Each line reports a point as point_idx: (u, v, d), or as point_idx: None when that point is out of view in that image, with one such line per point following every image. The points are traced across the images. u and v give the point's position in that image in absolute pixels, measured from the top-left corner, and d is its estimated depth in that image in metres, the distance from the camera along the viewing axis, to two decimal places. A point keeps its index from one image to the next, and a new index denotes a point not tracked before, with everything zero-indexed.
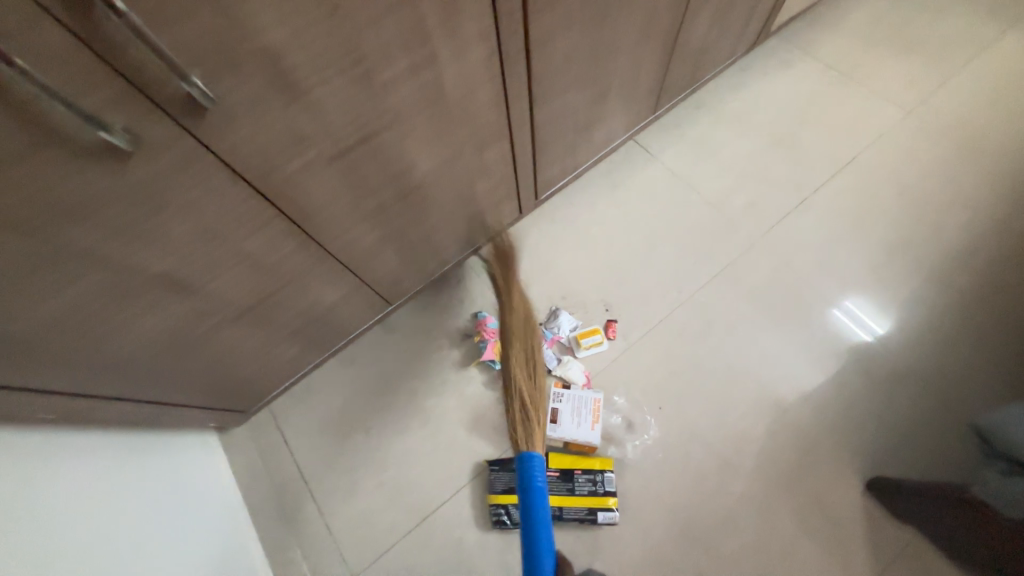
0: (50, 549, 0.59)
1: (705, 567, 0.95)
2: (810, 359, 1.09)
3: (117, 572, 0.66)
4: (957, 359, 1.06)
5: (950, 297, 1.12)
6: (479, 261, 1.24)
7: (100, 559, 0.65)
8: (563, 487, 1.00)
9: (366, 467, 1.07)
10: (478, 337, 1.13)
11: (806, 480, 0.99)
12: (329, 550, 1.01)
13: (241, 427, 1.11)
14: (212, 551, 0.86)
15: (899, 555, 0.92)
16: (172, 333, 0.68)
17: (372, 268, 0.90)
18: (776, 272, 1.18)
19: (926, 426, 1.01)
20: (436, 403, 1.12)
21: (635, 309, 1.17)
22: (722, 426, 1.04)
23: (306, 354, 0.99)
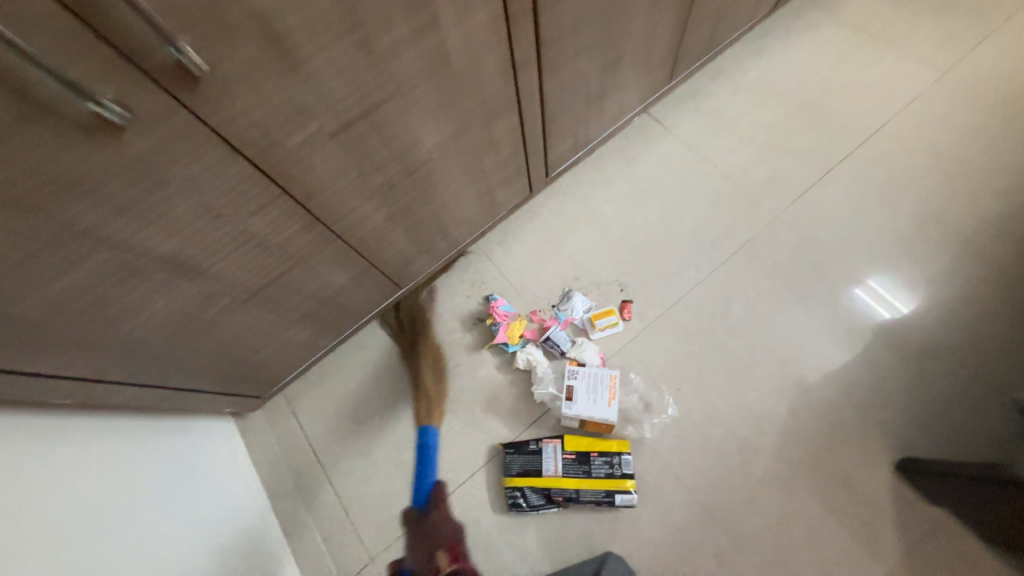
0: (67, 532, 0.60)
1: (725, 548, 0.93)
2: (835, 337, 1.05)
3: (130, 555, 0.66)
4: (996, 334, 1.01)
5: (988, 269, 1.06)
6: (488, 243, 1.21)
7: (115, 542, 0.65)
8: (580, 469, 0.99)
9: (381, 451, 1.08)
10: (491, 319, 1.11)
11: (831, 461, 0.95)
12: (347, 531, 1.02)
13: (257, 412, 1.12)
14: (229, 534, 0.88)
15: (930, 536, 0.89)
16: (180, 317, 0.68)
17: (380, 250, 0.88)
18: (799, 247, 1.13)
19: (960, 404, 0.96)
20: (450, 387, 1.11)
21: (651, 288, 1.13)
22: (742, 406, 1.01)
23: (318, 338, 0.98)
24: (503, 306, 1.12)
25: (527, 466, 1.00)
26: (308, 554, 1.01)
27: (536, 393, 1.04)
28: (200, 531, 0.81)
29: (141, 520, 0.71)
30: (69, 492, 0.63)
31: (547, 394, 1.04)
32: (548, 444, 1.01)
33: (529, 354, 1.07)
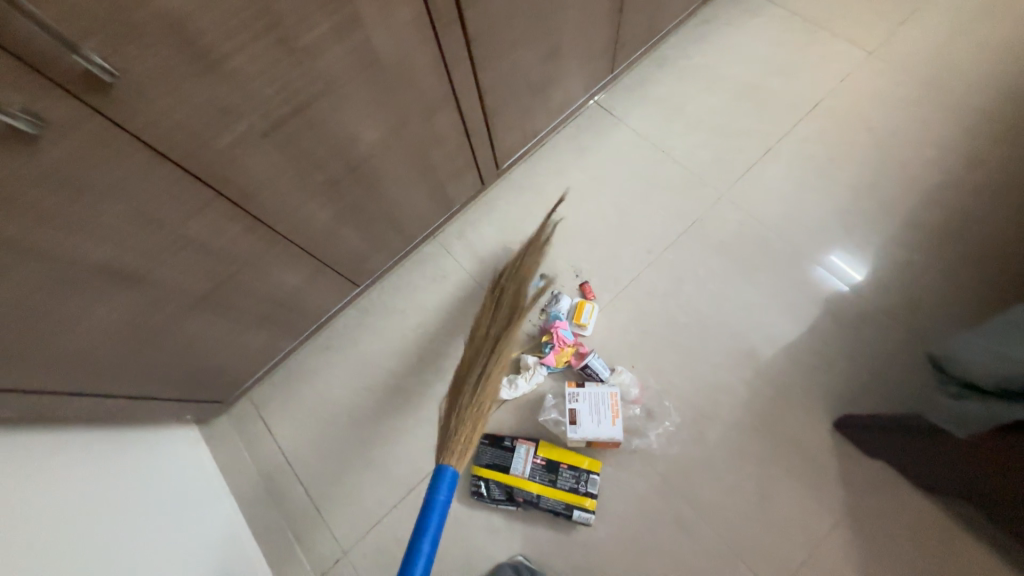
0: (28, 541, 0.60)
1: (684, 514, 0.97)
2: (780, 307, 1.10)
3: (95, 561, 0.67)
4: (925, 295, 1.07)
5: (918, 235, 1.13)
6: (447, 237, 1.23)
7: (78, 550, 0.66)
8: (546, 477, 0.98)
9: (351, 447, 1.09)
10: (546, 336, 1.07)
11: (780, 424, 1.01)
12: (320, 528, 1.03)
13: (223, 418, 1.12)
14: (200, 540, 0.88)
15: (870, 487, 0.95)
16: (127, 324, 0.68)
17: (331, 248, 0.89)
18: (745, 225, 1.18)
19: (896, 362, 1.02)
20: (416, 380, 1.13)
21: (607, 271, 1.17)
22: (696, 379, 1.06)
23: (278, 339, 0.99)
24: (564, 329, 1.07)
25: (496, 459, 1.01)
26: (280, 554, 1.02)
27: (542, 420, 1.04)
28: (168, 536, 0.82)
29: (105, 528, 0.72)
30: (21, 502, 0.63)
31: (551, 420, 1.03)
32: (522, 445, 1.01)
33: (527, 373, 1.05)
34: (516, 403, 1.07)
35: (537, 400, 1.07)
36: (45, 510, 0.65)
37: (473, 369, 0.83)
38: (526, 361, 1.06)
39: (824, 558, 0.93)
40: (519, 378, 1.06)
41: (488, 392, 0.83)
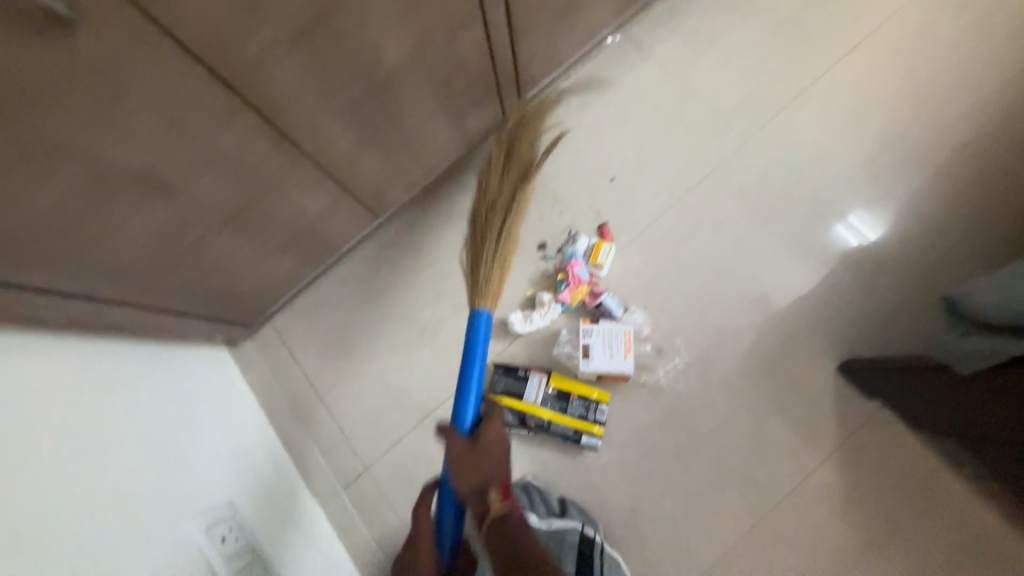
0: (70, 445, 0.65)
1: (685, 445, 1.03)
2: (796, 255, 1.10)
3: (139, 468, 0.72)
4: (942, 247, 1.07)
5: (943, 186, 1.11)
6: (465, 173, 1.21)
7: (121, 453, 0.71)
8: (558, 404, 1.04)
9: (370, 373, 1.15)
10: (563, 275, 1.09)
11: (784, 367, 1.04)
12: (343, 444, 1.11)
13: (248, 343, 1.17)
14: (224, 441, 0.95)
15: (863, 426, 1.00)
16: (164, 239, 0.70)
17: (352, 175, 0.89)
18: (769, 171, 1.16)
19: (904, 311, 1.04)
20: (432, 314, 1.16)
21: (625, 213, 1.16)
22: (707, 320, 1.08)
23: (299, 266, 1.02)
24: (580, 268, 1.09)
25: (510, 388, 1.06)
26: (307, 466, 1.09)
27: (555, 352, 1.08)
28: (191, 434, 0.87)
29: (145, 438, 0.77)
30: (63, 405, 0.68)
31: (564, 352, 1.07)
32: (535, 374, 1.06)
33: (544, 309, 1.08)
34: (530, 337, 1.11)
35: (550, 336, 1.10)
36: (79, 410, 0.70)
37: (492, 225, 0.88)
38: (541, 298, 1.09)
39: (813, 487, 0.99)
40: (534, 314, 1.09)
41: (509, 245, 0.88)
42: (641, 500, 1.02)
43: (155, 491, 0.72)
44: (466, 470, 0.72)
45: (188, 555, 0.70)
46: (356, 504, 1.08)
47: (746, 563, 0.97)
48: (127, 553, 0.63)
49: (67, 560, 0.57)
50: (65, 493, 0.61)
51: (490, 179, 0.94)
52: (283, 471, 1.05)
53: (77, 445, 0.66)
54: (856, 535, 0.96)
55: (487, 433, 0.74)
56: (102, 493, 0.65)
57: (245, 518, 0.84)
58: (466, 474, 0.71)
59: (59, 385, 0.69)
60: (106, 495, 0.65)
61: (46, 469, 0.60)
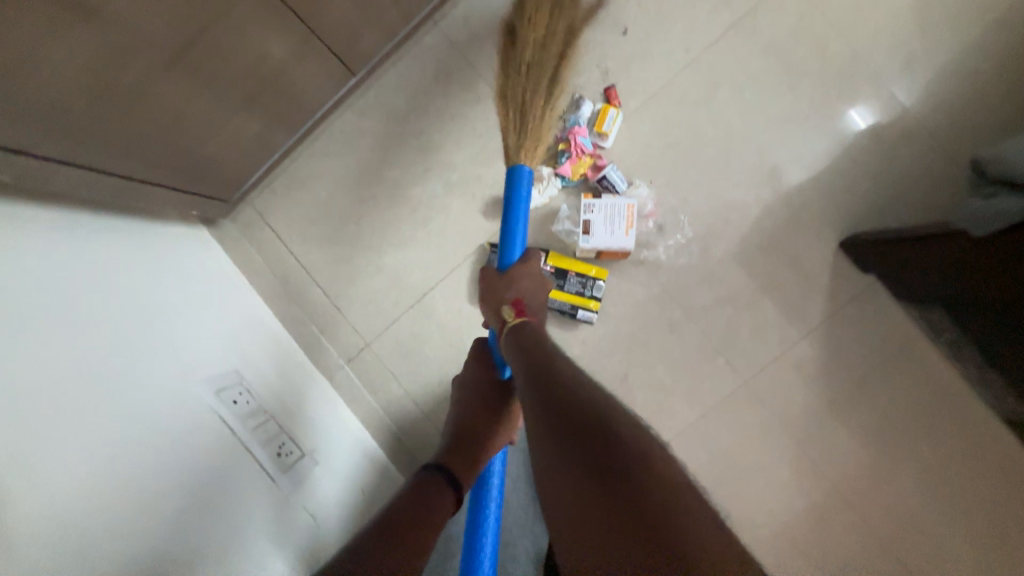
0: (46, 308, 0.63)
1: (679, 318, 1.05)
2: (818, 123, 1.01)
3: (127, 337, 0.72)
4: (980, 112, 0.98)
5: (999, 38, 0.97)
6: (452, 23, 1.06)
7: (106, 321, 0.70)
8: (555, 282, 1.03)
9: (362, 253, 1.11)
10: (563, 145, 1.00)
11: (786, 242, 1.02)
12: (341, 323, 1.12)
13: (229, 222, 1.11)
14: (219, 317, 0.94)
15: (854, 299, 1.02)
16: (101, 80, 0.60)
17: (318, 8, 0.74)
18: (805, 20, 1.00)
19: (921, 184, 0.99)
20: (423, 190, 1.09)
21: (635, 72, 1.03)
22: (714, 196, 1.03)
23: (270, 130, 0.91)
24: (583, 138, 1.00)
25: None
26: (308, 343, 1.11)
27: (554, 229, 1.04)
28: (181, 310, 0.86)
29: (129, 309, 0.76)
30: (33, 272, 0.65)
31: (564, 229, 1.03)
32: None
33: (543, 186, 1.02)
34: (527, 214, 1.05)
35: (549, 213, 1.05)
36: (47, 279, 0.66)
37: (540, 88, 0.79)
38: (540, 173, 1.02)
39: (796, 356, 1.04)
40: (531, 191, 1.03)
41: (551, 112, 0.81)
42: (633, 368, 1.07)
43: (147, 359, 0.72)
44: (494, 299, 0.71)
45: (200, 414, 0.73)
46: (359, 378, 1.11)
47: (724, 420, 1.06)
48: (137, 410, 0.65)
49: (75, 414, 0.58)
50: (52, 357, 0.60)
51: (540, 12, 0.82)
52: (286, 347, 1.07)
53: (52, 313, 0.63)
54: (830, 395, 1.04)
55: (520, 272, 0.71)
56: (94, 360, 0.64)
57: (253, 386, 0.87)
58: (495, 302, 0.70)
59: (18, 254, 0.65)
60: (92, 360, 0.64)
61: (26, 327, 0.59)
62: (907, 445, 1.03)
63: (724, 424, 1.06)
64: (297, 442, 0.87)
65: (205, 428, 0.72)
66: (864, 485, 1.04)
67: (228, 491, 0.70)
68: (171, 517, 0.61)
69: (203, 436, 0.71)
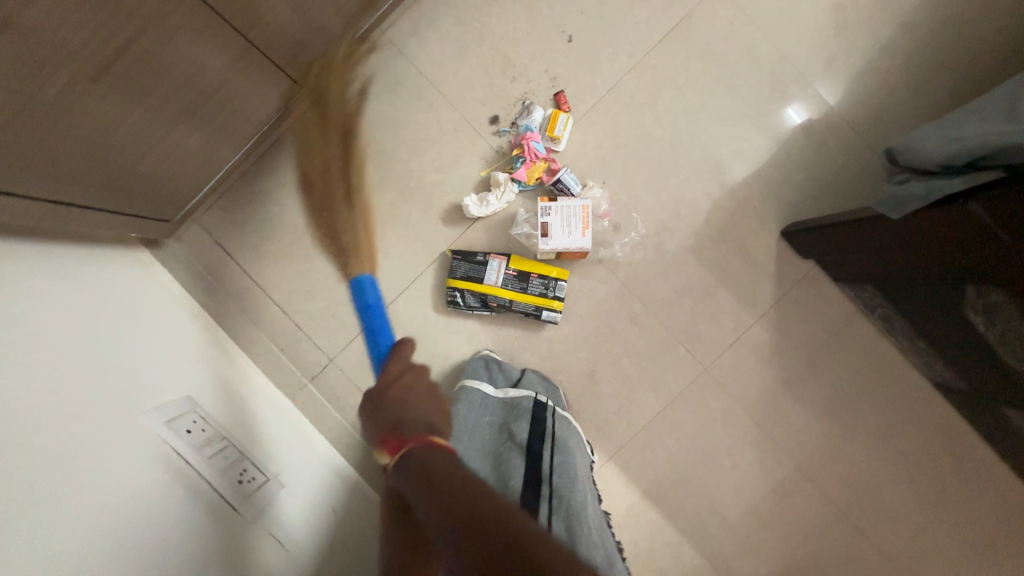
0: None
1: (639, 312, 1.09)
2: (753, 120, 1.08)
3: (64, 368, 0.67)
4: (895, 105, 1.07)
5: (905, 39, 1.06)
6: (400, 32, 1.06)
7: (39, 354, 0.66)
8: (518, 285, 1.04)
9: (320, 268, 1.09)
10: (518, 151, 1.03)
11: (733, 233, 1.08)
12: (301, 340, 1.08)
13: (174, 242, 1.06)
14: (168, 343, 0.89)
15: (797, 282, 1.09)
16: (20, 100, 0.56)
17: (256, 20, 0.73)
18: (735, 25, 1.07)
19: (849, 174, 1.07)
20: (380, 201, 1.08)
21: (582, 77, 1.06)
22: (664, 193, 1.08)
23: (213, 144, 0.88)
24: (536, 143, 1.02)
25: (470, 272, 1.05)
26: (267, 363, 1.07)
27: (513, 233, 1.05)
28: (124, 339, 0.81)
29: (65, 340, 0.71)
30: None
31: (523, 232, 1.04)
32: (494, 259, 1.04)
33: (500, 192, 1.02)
34: (487, 219, 1.07)
35: (508, 216, 1.06)
36: None
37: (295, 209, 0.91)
38: (497, 179, 1.03)
39: (749, 341, 1.10)
40: (489, 196, 1.04)
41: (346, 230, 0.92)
42: (599, 363, 1.10)
43: (89, 392, 0.68)
44: (374, 419, 0.58)
45: (151, 446, 0.70)
46: (325, 395, 1.08)
47: (688, 407, 1.10)
48: (75, 448, 0.61)
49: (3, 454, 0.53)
50: None
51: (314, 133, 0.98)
52: (242, 368, 1.03)
53: None
54: (783, 375, 1.10)
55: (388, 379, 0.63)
56: (22, 396, 0.60)
57: (208, 412, 0.83)
58: (375, 423, 0.58)
59: None
60: (27, 396, 0.60)
61: None
62: (854, 415, 1.10)
63: (689, 410, 1.10)
64: (260, 468, 0.83)
65: (156, 460, 0.68)
66: (818, 457, 1.11)
67: (186, 522, 0.66)
68: (131, 556, 0.58)
69: (158, 467, 0.68)
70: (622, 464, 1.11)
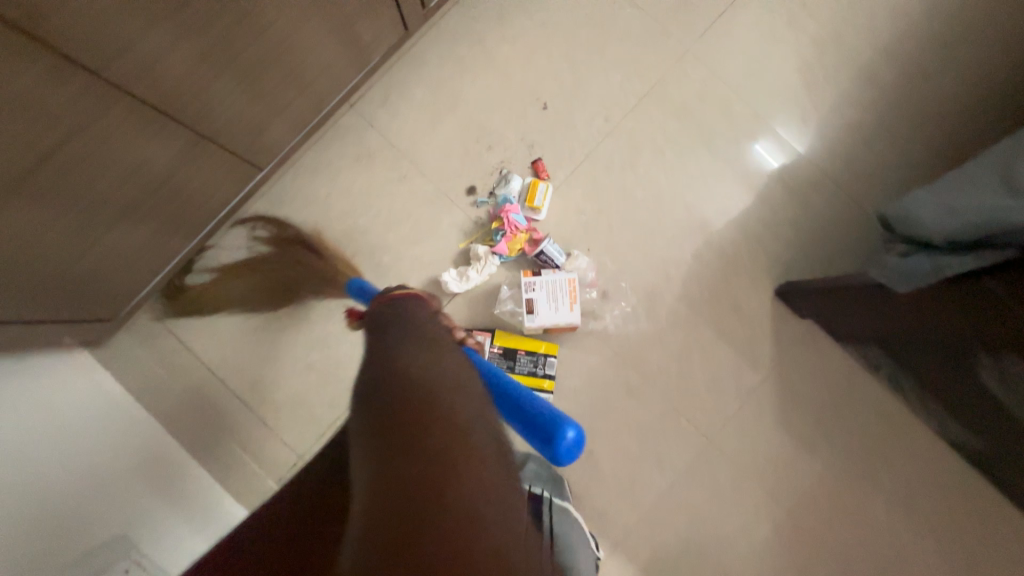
0: None
1: (636, 383, 1.02)
2: (736, 180, 1.06)
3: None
4: (873, 158, 1.05)
5: (875, 93, 1.07)
6: (370, 105, 1.02)
7: None
8: (504, 364, 0.97)
9: (289, 354, 0.99)
10: (497, 224, 0.97)
11: (726, 294, 1.03)
12: (267, 438, 0.97)
13: (124, 336, 0.97)
14: (55, 453, 0.73)
15: (797, 341, 1.04)
16: None
17: (207, 111, 0.67)
18: (707, 87, 1.06)
19: (835, 228, 1.04)
20: (353, 278, 1.01)
21: (559, 143, 1.03)
22: (652, 256, 1.03)
23: (163, 236, 0.80)
24: (515, 214, 0.97)
25: None
26: (228, 467, 0.96)
27: (497, 310, 0.99)
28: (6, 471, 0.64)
29: None
30: None
31: (507, 310, 0.98)
32: (477, 336, 0.97)
33: (481, 265, 0.96)
34: (468, 293, 1.00)
35: (490, 290, 1.00)
36: None
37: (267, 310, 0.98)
38: (476, 252, 0.97)
39: (754, 407, 1.03)
40: (469, 271, 0.98)
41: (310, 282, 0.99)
42: (597, 442, 1.01)
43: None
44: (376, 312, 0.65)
45: None
46: None
47: (696, 484, 1.01)
48: None
49: None
50: None
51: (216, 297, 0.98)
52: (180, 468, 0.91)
53: None
54: (793, 443, 1.03)
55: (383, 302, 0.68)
56: None
57: (146, 547, 0.75)
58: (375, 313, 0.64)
59: None
60: None
61: None
62: (870, 481, 1.03)
63: (697, 487, 1.02)
64: None
65: None
66: (840, 530, 1.02)
67: None
68: None
69: None
70: (630, 553, 1.00)
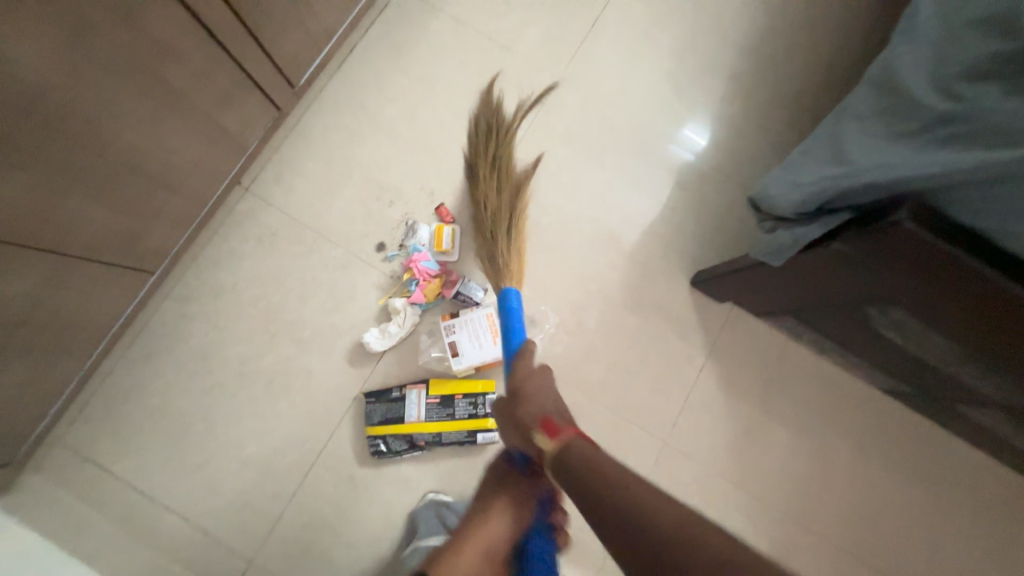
0: None
1: (580, 400, 1.02)
2: (632, 185, 1.11)
3: None
4: (749, 143, 1.14)
5: (736, 86, 1.16)
6: (264, 185, 1.03)
7: None
8: (443, 413, 0.94)
9: (219, 453, 0.94)
10: (408, 275, 0.99)
11: (648, 294, 1.07)
12: (209, 547, 0.91)
13: (34, 474, 0.90)
14: None
15: (724, 326, 1.07)
16: None
17: (64, 233, 0.66)
18: (585, 107, 1.13)
19: (731, 211, 1.11)
20: (276, 358, 0.98)
21: (458, 185, 1.06)
22: (569, 273, 1.06)
23: (47, 363, 0.76)
24: (425, 262, 0.99)
25: (388, 413, 0.95)
26: None
27: (422, 360, 0.99)
28: None
29: None
30: None
31: (434, 358, 0.98)
32: (411, 390, 0.95)
33: (399, 317, 0.96)
34: (396, 348, 0.99)
35: (418, 340, 1.00)
36: None
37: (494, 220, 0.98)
38: (394, 306, 0.97)
39: (699, 398, 1.05)
40: (390, 326, 0.97)
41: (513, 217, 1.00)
42: None
43: None
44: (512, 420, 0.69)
45: None
46: None
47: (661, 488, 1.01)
48: None
49: None
50: None
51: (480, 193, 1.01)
52: None
53: None
54: (744, 423, 1.05)
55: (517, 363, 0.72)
56: None
57: None
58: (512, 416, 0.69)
59: None
60: None
61: None
62: (826, 444, 1.05)
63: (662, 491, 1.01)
64: None
65: None
66: (809, 500, 1.03)
67: None
68: None
69: None
70: None
